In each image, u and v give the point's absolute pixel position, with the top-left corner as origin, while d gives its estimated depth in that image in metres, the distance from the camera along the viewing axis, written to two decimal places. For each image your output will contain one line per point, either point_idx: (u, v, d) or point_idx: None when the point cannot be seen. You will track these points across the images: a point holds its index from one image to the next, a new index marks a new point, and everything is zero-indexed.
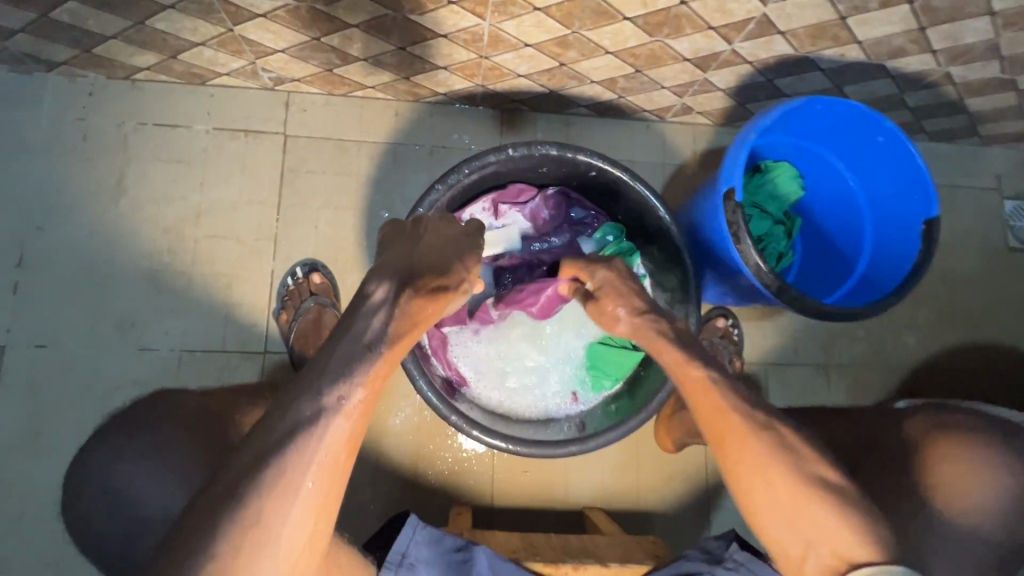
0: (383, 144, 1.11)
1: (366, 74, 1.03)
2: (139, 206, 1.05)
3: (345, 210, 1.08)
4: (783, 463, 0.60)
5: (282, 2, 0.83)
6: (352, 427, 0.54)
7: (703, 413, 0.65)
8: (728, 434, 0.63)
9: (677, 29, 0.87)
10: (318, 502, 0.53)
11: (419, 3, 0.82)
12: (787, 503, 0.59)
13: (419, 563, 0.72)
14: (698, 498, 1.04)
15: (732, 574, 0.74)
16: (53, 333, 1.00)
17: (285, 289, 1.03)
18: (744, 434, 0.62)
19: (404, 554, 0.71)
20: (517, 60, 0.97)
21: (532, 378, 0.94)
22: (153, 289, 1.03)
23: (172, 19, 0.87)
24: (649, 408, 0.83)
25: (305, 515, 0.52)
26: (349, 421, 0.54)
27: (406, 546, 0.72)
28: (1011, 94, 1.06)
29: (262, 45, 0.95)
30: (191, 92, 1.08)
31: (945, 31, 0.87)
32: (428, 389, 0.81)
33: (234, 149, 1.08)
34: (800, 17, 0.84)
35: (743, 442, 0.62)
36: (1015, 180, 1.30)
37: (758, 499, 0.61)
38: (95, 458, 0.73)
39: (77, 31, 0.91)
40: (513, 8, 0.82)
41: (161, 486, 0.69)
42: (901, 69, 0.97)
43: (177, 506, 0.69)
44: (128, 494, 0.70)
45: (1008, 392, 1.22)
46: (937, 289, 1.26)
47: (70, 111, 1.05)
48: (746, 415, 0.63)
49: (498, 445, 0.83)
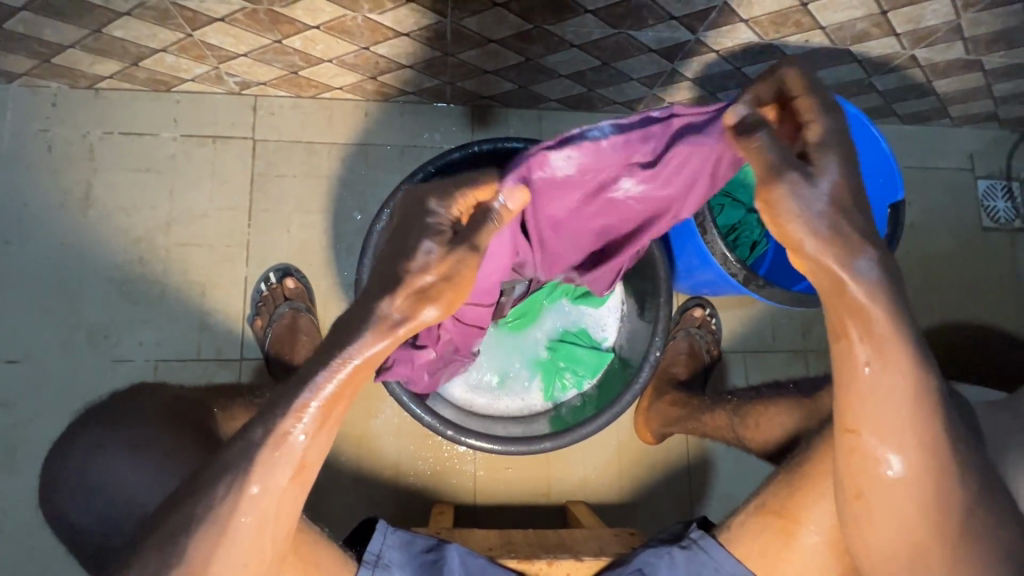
0: (353, 145, 1.10)
1: (333, 75, 1.02)
2: (108, 217, 1.04)
3: (318, 214, 1.08)
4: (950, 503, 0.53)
5: (239, 6, 0.82)
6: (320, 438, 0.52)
7: (896, 423, 0.51)
8: (914, 458, 0.52)
9: (639, 21, 0.87)
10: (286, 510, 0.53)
11: (378, 3, 0.81)
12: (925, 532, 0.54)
13: (394, 564, 0.72)
14: (680, 488, 1.04)
15: (686, 552, 0.73)
16: (25, 348, 0.99)
17: (259, 295, 1.03)
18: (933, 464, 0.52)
19: (379, 555, 0.72)
20: (483, 57, 0.96)
21: (508, 381, 0.95)
22: (126, 300, 1.02)
23: (129, 26, 0.86)
24: (622, 401, 0.83)
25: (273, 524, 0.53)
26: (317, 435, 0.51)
27: (380, 548, 0.73)
28: (978, 74, 1.06)
29: (224, 50, 0.94)
30: (156, 99, 1.06)
31: (906, 14, 0.87)
32: (402, 391, 0.80)
33: (204, 155, 1.07)
34: (761, 5, 0.84)
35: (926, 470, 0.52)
36: (987, 159, 1.31)
37: (898, 517, 0.54)
38: (63, 473, 0.72)
39: (33, 41, 0.89)
40: (473, 5, 0.82)
41: (132, 498, 0.69)
42: (867, 53, 0.98)
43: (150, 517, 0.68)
44: (99, 508, 0.69)
45: (988, 369, 1.23)
46: (913, 269, 1.27)
47: (34, 122, 1.04)
48: (933, 420, 0.52)
49: (468, 443, 0.83)
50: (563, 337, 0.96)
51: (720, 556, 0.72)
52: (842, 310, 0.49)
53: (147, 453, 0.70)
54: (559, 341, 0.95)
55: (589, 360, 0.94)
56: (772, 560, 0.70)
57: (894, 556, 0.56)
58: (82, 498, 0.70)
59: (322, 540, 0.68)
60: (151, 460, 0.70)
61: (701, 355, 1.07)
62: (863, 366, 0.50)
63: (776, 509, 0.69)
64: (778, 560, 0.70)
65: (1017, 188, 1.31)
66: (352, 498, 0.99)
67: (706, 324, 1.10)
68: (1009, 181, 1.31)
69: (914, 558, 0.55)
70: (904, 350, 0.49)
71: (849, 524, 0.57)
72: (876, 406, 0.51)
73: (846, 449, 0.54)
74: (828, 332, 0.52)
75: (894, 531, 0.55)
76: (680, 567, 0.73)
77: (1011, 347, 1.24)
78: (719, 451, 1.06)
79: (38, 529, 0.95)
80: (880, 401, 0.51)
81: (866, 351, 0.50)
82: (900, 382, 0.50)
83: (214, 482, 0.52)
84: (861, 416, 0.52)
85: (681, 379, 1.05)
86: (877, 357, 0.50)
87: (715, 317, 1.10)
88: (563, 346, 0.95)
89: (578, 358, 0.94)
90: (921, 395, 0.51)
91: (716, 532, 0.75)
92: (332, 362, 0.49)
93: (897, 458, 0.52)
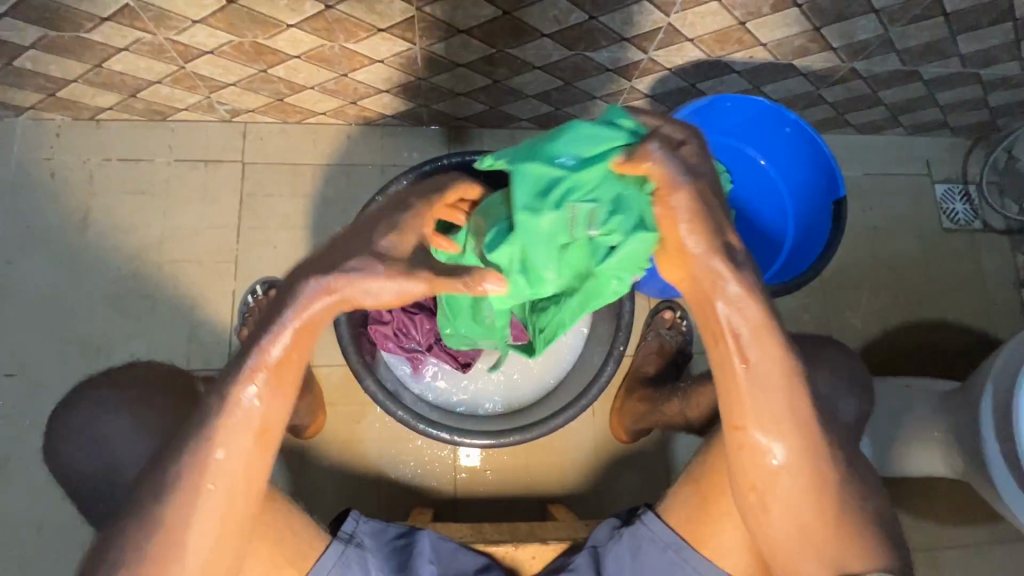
0: (335, 165, 1.17)
1: (316, 101, 1.10)
2: (105, 237, 1.10)
3: (300, 229, 1.14)
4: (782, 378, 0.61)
5: (225, 40, 0.90)
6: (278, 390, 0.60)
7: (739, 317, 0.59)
8: (751, 341, 0.60)
9: (593, 42, 0.95)
10: (252, 443, 0.60)
11: (352, 32, 0.89)
12: (769, 400, 0.62)
13: (366, 545, 0.77)
14: (654, 480, 1.09)
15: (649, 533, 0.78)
16: (22, 362, 1.04)
17: (245, 306, 1.08)
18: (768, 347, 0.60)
19: (353, 532, 0.77)
20: (452, 80, 1.04)
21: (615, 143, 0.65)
22: (118, 315, 1.07)
23: (127, 61, 0.95)
24: (581, 403, 0.92)
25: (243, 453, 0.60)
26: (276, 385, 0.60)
27: (354, 527, 0.78)
28: (919, 84, 1.13)
29: (214, 80, 1.02)
30: (152, 128, 1.14)
31: (838, 29, 0.95)
32: (378, 390, 0.89)
33: (196, 177, 1.14)
34: (702, 25, 0.92)
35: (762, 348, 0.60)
36: (945, 165, 1.36)
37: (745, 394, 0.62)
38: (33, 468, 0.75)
39: (41, 77, 0.98)
40: (438, 32, 0.90)
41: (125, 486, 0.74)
42: (809, 67, 1.05)
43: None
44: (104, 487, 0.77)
45: (949, 366, 1.27)
46: (877, 271, 1.31)
47: (38, 151, 1.11)
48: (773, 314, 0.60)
49: (447, 438, 0.91)
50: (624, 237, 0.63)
51: (656, 528, 0.78)
52: (700, 304, 0.60)
53: (137, 446, 0.76)
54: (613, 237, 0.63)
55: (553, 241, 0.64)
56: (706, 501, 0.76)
57: (790, 491, 0.65)
58: (76, 480, 0.76)
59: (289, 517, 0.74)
60: (141, 449, 0.76)
61: (670, 353, 1.08)
62: (738, 359, 0.60)
63: (696, 478, 0.77)
64: (703, 526, 0.76)
65: (974, 192, 1.35)
66: (335, 495, 1.03)
67: (677, 326, 1.12)
68: (965, 185, 1.36)
69: (790, 501, 0.65)
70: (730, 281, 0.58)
71: (755, 486, 0.66)
72: (751, 389, 0.62)
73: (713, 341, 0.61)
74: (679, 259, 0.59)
75: (757, 403, 0.62)
76: (630, 547, 0.78)
77: (973, 344, 1.29)
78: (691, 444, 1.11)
79: (34, 535, 0.99)
80: (754, 389, 0.61)
81: (730, 344, 0.60)
82: (775, 363, 0.61)
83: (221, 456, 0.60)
84: (733, 390, 0.62)
85: (651, 376, 1.06)
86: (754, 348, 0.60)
87: (686, 319, 1.12)
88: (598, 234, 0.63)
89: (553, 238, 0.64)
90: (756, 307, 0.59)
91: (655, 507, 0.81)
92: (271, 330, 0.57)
93: (752, 412, 0.62)
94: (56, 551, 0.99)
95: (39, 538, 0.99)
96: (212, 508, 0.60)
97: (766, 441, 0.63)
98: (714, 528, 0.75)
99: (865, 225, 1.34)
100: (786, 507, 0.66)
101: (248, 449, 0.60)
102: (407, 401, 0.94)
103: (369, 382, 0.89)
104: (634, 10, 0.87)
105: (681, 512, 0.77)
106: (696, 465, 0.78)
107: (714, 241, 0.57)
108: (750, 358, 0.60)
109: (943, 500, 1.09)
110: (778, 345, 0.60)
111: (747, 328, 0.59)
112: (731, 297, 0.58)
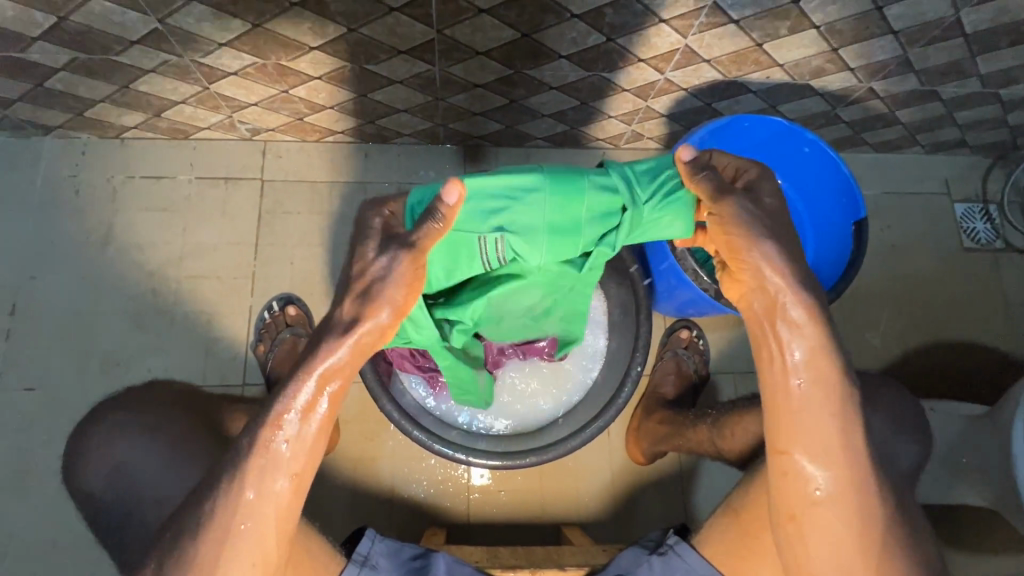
0: (352, 183, 1.19)
1: (335, 120, 1.11)
2: (127, 253, 1.12)
3: (318, 246, 1.15)
4: (838, 411, 0.62)
5: (249, 61, 0.92)
6: (309, 424, 0.61)
7: (799, 339, 0.61)
8: (810, 363, 0.62)
9: (610, 63, 0.95)
10: (294, 468, 0.61)
11: (373, 54, 0.91)
12: (822, 429, 0.62)
13: (383, 568, 0.78)
14: (671, 502, 1.07)
15: (665, 560, 0.79)
16: (42, 376, 1.05)
17: (262, 322, 1.09)
18: (828, 375, 0.62)
19: (367, 555, 0.78)
20: (470, 100, 1.05)
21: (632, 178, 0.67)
22: (137, 330, 1.09)
23: (153, 82, 0.97)
24: (597, 422, 0.94)
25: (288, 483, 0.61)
26: (302, 419, 0.60)
27: (369, 549, 0.79)
28: (937, 103, 1.12)
29: (237, 100, 1.04)
30: (175, 147, 1.17)
31: (856, 50, 0.95)
32: (393, 407, 0.91)
33: (216, 194, 1.16)
34: (719, 46, 0.92)
35: (821, 375, 0.62)
36: (963, 183, 1.34)
37: (798, 416, 0.63)
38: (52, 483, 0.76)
39: (69, 97, 1.01)
40: (457, 54, 0.91)
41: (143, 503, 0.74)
42: (826, 87, 1.05)
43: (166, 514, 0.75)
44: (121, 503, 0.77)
45: (973, 388, 1.25)
46: (897, 291, 1.29)
47: (64, 169, 1.14)
48: (834, 349, 0.62)
49: (461, 458, 0.92)
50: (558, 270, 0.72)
51: (689, 557, 0.79)
52: (767, 317, 0.62)
53: (156, 462, 0.76)
54: (540, 266, 0.68)
55: (477, 254, 0.66)
56: (751, 535, 0.75)
57: (831, 526, 0.64)
58: (93, 496, 0.76)
59: (313, 537, 0.74)
60: (159, 467, 0.76)
61: (689, 376, 1.07)
62: (794, 378, 0.62)
63: (736, 508, 0.76)
64: (742, 558, 0.76)
65: (994, 210, 1.33)
66: (347, 513, 1.02)
67: (694, 345, 1.11)
68: (986, 204, 1.34)
69: (831, 535, 0.64)
70: (794, 303, 0.61)
71: (795, 514, 0.65)
72: (804, 411, 0.62)
73: (772, 359, 0.63)
74: (740, 272, 0.62)
75: (809, 428, 0.62)
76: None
77: (998, 365, 1.26)
78: (709, 465, 1.08)
79: (48, 550, 0.99)
80: (806, 411, 0.62)
81: (789, 361, 0.62)
82: (834, 390, 0.62)
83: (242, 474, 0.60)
84: (787, 412, 0.63)
85: (670, 399, 1.05)
86: (812, 371, 0.62)
87: (702, 338, 1.11)
88: (526, 258, 0.65)
89: (481, 253, 0.66)
90: (823, 336, 0.61)
91: (690, 538, 0.82)
92: (299, 377, 0.59)
93: (805, 436, 0.63)
94: (68, 566, 0.99)
95: (53, 554, 0.99)
96: (269, 522, 0.62)
97: (812, 469, 0.64)
98: (753, 562, 0.75)
99: (883, 244, 1.32)
100: (824, 536, 0.65)
101: (298, 475, 0.62)
102: (422, 420, 0.94)
103: (386, 404, 0.91)
104: (651, 32, 0.88)
105: (716, 543, 0.78)
106: (736, 496, 0.78)
107: (765, 251, 0.60)
108: (806, 380, 0.62)
109: (971, 527, 1.06)
110: (836, 374, 0.62)
111: (806, 347, 0.61)
112: (795, 315, 0.61)
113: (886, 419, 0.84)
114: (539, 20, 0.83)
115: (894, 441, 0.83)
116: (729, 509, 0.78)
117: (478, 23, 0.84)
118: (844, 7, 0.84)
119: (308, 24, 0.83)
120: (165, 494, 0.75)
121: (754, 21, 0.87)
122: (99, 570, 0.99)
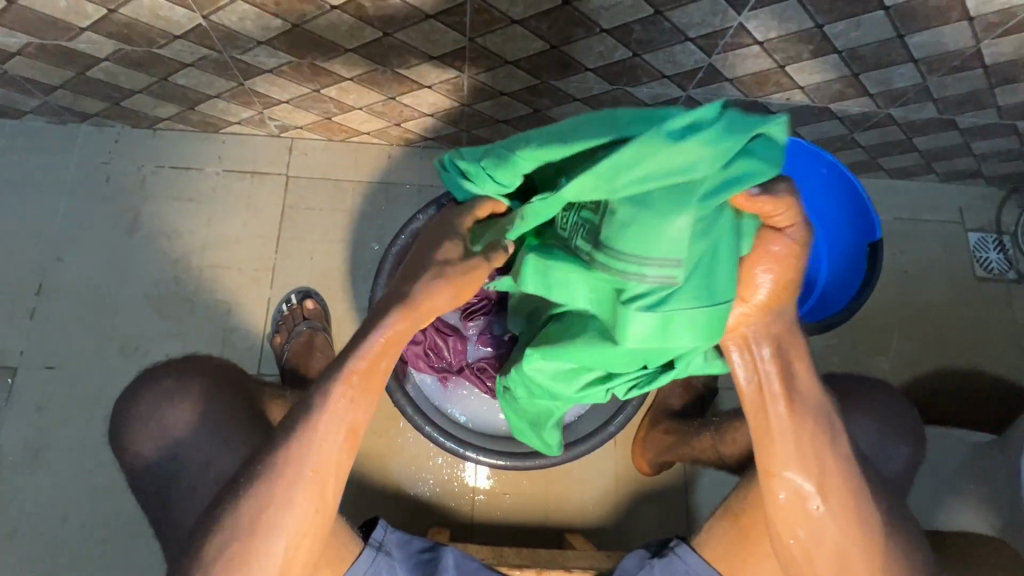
0: (373, 183, 1.21)
1: (361, 121, 1.14)
2: (152, 239, 1.15)
3: (338, 243, 1.17)
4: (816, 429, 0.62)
5: (285, 60, 0.95)
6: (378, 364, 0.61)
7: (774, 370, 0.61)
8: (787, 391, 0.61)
9: (634, 79, 0.98)
10: (350, 418, 0.61)
11: (405, 59, 0.93)
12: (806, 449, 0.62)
13: (394, 556, 0.79)
14: (673, 513, 1.07)
15: (667, 564, 0.80)
16: (62, 356, 1.08)
17: (280, 314, 1.10)
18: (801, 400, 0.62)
19: (382, 541, 0.79)
20: (495, 107, 1.08)
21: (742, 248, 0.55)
22: (157, 315, 1.11)
23: (191, 75, 1.00)
24: (598, 437, 0.94)
25: (339, 434, 0.61)
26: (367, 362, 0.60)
27: (383, 536, 0.80)
28: (954, 132, 1.14)
29: (269, 97, 1.07)
30: (204, 139, 1.20)
31: (877, 77, 0.97)
32: (406, 402, 0.93)
33: (241, 188, 1.19)
34: (742, 66, 0.94)
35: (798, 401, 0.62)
36: (977, 213, 1.35)
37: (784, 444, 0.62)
38: None
39: (109, 87, 1.04)
40: (487, 62, 0.94)
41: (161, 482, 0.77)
42: (845, 111, 1.07)
43: (184, 495, 0.76)
44: (138, 481, 0.79)
45: (983, 417, 1.24)
46: (910, 316, 1.30)
47: (97, 156, 1.17)
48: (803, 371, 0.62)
49: (468, 456, 0.95)
50: (618, 277, 0.55)
51: (691, 561, 0.80)
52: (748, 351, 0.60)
53: (177, 443, 0.78)
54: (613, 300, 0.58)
55: (632, 248, 0.53)
56: (752, 536, 0.76)
57: (830, 536, 0.64)
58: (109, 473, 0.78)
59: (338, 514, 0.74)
60: (179, 448, 0.78)
61: (698, 390, 1.08)
62: (776, 408, 0.61)
63: (735, 512, 0.77)
64: (742, 562, 0.77)
65: (1008, 242, 1.34)
66: (351, 507, 1.03)
67: None
68: (1000, 235, 1.34)
69: (837, 549, 0.65)
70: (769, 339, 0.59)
71: (787, 525, 0.66)
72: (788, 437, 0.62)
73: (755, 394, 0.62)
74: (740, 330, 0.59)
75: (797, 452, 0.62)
76: None
77: (1008, 395, 1.26)
78: (714, 479, 1.09)
79: (58, 528, 1.00)
80: (786, 436, 0.62)
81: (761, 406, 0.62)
82: (808, 407, 0.62)
83: (269, 454, 0.61)
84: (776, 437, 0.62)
85: (678, 410, 1.05)
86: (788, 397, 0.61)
87: None
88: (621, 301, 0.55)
89: (622, 259, 0.54)
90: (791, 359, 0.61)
91: (689, 540, 0.82)
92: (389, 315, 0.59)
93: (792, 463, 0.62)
94: (77, 545, 1.00)
95: (61, 532, 1.00)
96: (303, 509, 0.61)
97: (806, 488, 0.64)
98: (753, 562, 0.77)
99: (896, 269, 1.33)
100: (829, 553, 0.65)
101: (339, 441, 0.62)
102: (431, 415, 0.96)
103: (399, 396, 0.93)
104: (677, 49, 0.90)
105: (716, 547, 0.79)
106: (735, 499, 0.78)
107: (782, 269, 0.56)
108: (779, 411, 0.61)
109: None
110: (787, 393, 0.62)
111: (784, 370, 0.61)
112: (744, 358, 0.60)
113: (882, 427, 0.85)
114: (569, 33, 0.86)
115: (898, 462, 0.84)
116: (725, 511, 0.79)
117: (509, 33, 0.86)
118: (867, 33, 0.86)
119: (345, 27, 0.86)
120: (184, 476, 0.77)
121: (777, 44, 0.89)
122: (107, 549, 1.00)
